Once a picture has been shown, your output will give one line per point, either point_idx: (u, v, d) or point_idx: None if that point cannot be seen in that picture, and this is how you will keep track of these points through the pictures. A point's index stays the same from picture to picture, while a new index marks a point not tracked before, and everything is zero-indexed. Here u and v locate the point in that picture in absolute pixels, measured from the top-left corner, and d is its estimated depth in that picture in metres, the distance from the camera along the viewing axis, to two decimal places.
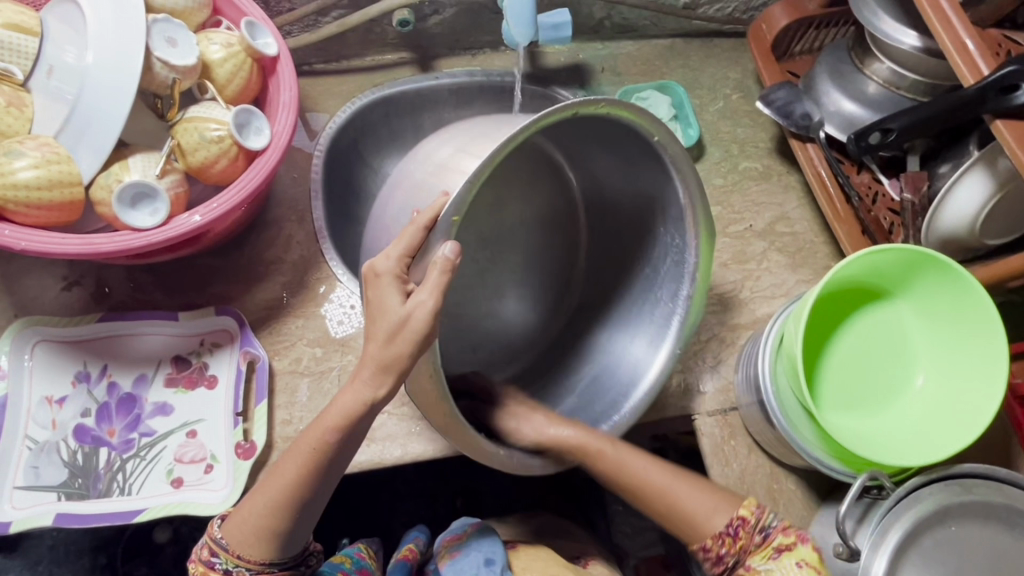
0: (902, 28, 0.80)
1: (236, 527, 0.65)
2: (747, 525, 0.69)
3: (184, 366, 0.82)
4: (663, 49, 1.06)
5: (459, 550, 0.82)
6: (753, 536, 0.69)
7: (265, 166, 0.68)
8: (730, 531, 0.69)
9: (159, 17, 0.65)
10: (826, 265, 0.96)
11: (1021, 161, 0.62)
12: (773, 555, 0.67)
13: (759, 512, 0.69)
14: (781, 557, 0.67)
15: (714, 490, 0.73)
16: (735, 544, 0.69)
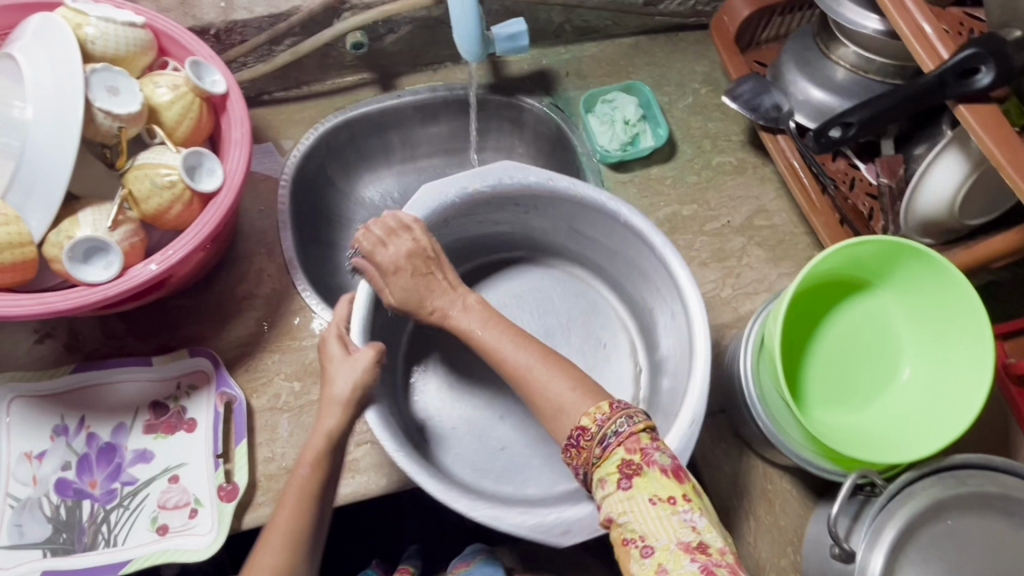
0: (862, 12, 0.78)
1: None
2: (586, 433, 0.55)
3: (162, 412, 0.81)
4: (628, 47, 1.04)
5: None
6: (594, 448, 0.54)
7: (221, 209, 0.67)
8: (572, 441, 0.56)
9: (99, 67, 0.64)
10: (807, 256, 0.95)
11: (987, 146, 0.60)
12: (620, 484, 0.52)
13: (602, 420, 0.55)
14: (631, 484, 0.52)
15: (583, 386, 0.58)
16: (581, 455, 0.55)
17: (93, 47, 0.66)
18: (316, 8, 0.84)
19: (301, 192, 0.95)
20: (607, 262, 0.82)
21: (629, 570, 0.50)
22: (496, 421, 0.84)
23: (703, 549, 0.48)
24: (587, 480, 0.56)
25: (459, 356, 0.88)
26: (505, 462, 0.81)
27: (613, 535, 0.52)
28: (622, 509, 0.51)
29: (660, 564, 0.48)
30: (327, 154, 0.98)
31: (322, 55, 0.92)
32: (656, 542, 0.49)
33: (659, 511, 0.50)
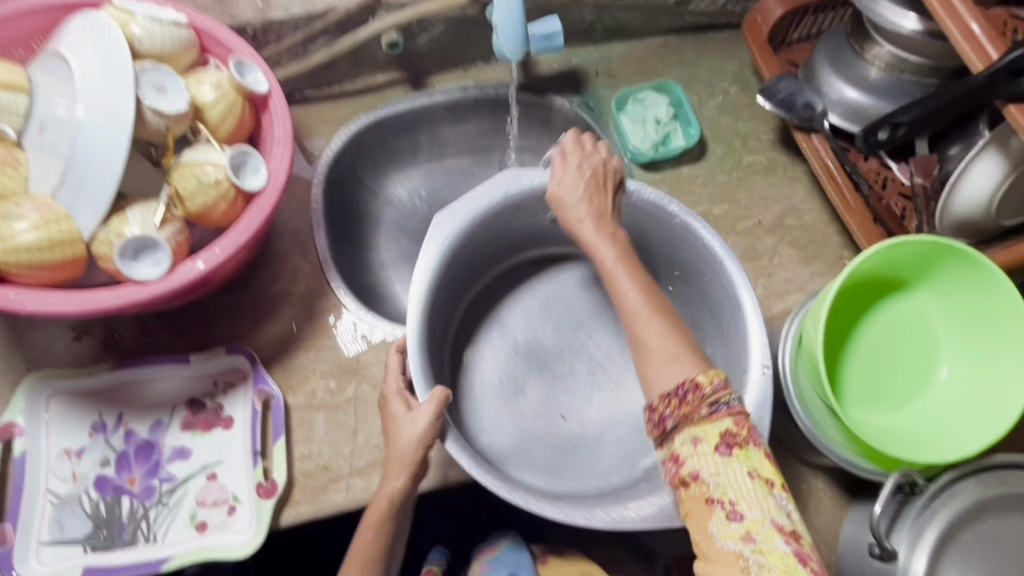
0: (900, 12, 0.78)
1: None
2: (699, 390, 0.55)
3: (199, 409, 0.81)
4: (657, 47, 1.04)
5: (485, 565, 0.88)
6: (702, 407, 0.55)
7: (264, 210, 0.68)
8: (679, 392, 0.56)
9: (147, 65, 0.64)
10: (838, 255, 0.95)
11: None
12: (720, 449, 0.54)
13: (719, 385, 0.55)
14: (730, 454, 0.54)
15: (680, 337, 0.60)
16: (682, 408, 0.56)
17: (140, 46, 0.67)
18: (353, 7, 0.84)
19: (334, 191, 0.96)
20: (656, 259, 0.84)
21: (707, 526, 0.53)
22: (537, 414, 0.86)
23: (795, 534, 0.51)
24: (669, 431, 0.57)
25: (501, 349, 0.89)
26: (548, 455, 0.83)
27: (689, 492, 0.55)
28: (717, 470, 0.53)
29: (748, 530, 0.51)
30: (358, 153, 0.98)
31: (355, 54, 0.92)
32: (748, 511, 0.52)
33: (757, 486, 0.53)
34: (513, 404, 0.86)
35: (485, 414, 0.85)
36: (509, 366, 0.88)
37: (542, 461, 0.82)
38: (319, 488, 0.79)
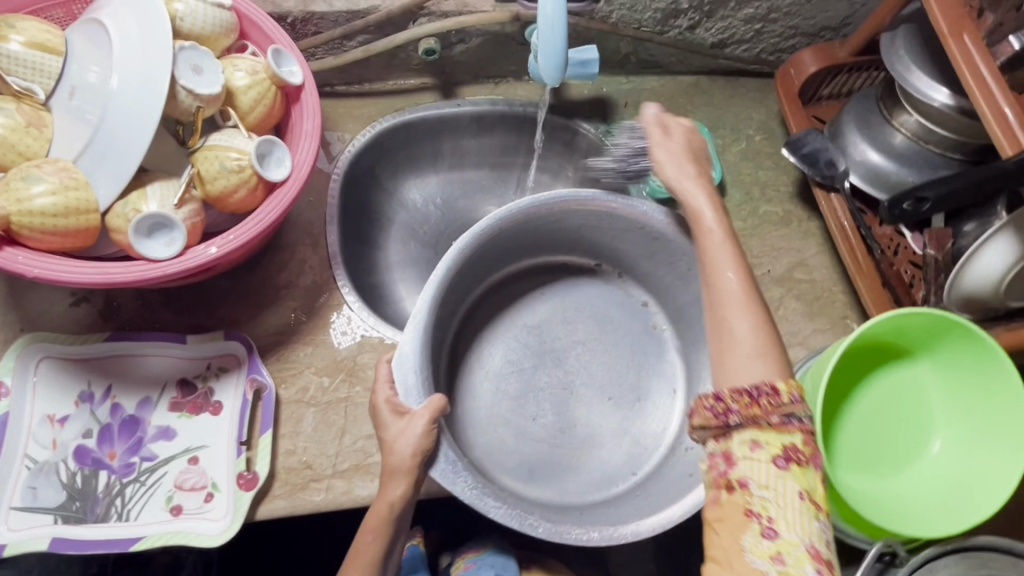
0: (934, 85, 0.79)
1: None
2: (774, 395, 0.59)
3: (189, 391, 0.80)
4: (688, 86, 1.05)
5: (472, 562, 0.89)
6: (773, 413, 0.58)
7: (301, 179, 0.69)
8: (754, 393, 0.59)
9: (188, 45, 0.63)
10: (843, 314, 0.95)
11: None
12: (777, 460, 0.56)
13: (797, 399, 0.59)
14: (785, 469, 0.56)
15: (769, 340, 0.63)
16: (752, 408, 0.58)
17: (181, 23, 0.67)
18: (395, 10, 0.84)
19: (351, 188, 0.95)
20: (668, 273, 0.86)
21: (739, 538, 0.55)
22: (535, 426, 0.86)
23: (829, 563, 0.53)
24: (731, 426, 0.59)
25: (503, 360, 0.89)
26: (536, 461, 0.85)
27: (731, 496, 0.57)
28: (767, 484, 0.55)
29: (779, 550, 0.53)
30: (379, 153, 0.98)
31: (390, 56, 0.92)
32: (785, 532, 0.53)
33: (804, 507, 0.55)
34: (506, 409, 0.86)
35: (484, 425, 0.85)
36: (507, 367, 0.89)
37: (528, 466, 0.84)
38: (300, 485, 0.79)
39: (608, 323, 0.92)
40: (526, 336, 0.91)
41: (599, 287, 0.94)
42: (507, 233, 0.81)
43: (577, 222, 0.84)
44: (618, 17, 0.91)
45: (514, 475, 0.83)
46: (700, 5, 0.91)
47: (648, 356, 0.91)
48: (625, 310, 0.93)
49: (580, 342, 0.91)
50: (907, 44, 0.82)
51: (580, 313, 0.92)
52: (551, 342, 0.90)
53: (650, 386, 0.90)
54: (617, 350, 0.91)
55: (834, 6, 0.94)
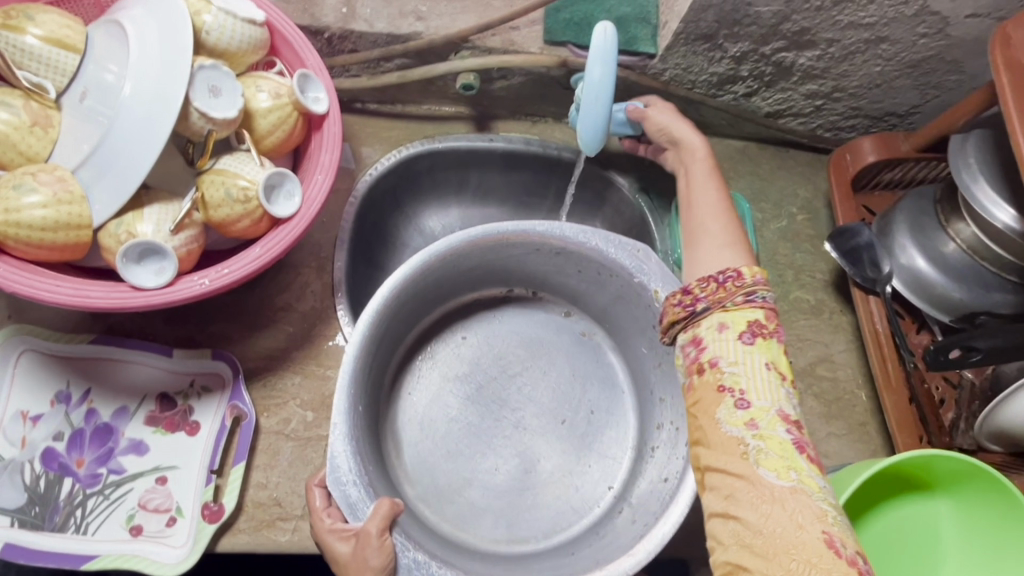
0: (999, 202, 0.72)
1: None
2: (740, 279, 0.59)
3: (168, 406, 0.78)
4: (735, 151, 0.99)
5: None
6: (737, 295, 0.59)
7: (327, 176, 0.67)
8: (719, 278, 0.60)
9: (207, 64, 0.60)
10: (862, 421, 0.89)
11: None
12: (743, 336, 0.57)
13: (757, 280, 0.59)
14: (752, 342, 0.56)
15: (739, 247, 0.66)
16: (718, 293, 0.59)
17: (207, 36, 0.63)
18: (437, 39, 0.80)
19: (367, 214, 0.90)
20: (611, 298, 0.82)
21: (714, 413, 0.55)
22: (496, 470, 0.82)
23: (797, 425, 0.54)
24: (698, 314, 0.60)
25: (447, 402, 0.84)
26: (509, 511, 0.80)
27: (702, 379, 0.57)
28: (736, 360, 0.56)
29: (752, 418, 0.54)
30: (401, 178, 0.93)
31: (427, 83, 0.88)
32: (756, 400, 0.54)
33: (772, 375, 0.55)
34: (462, 467, 0.81)
35: (438, 475, 0.81)
36: (452, 422, 0.83)
37: (504, 520, 0.79)
38: (266, 523, 0.76)
39: (542, 345, 0.89)
40: (464, 377, 0.86)
41: (531, 316, 0.90)
42: (433, 271, 0.76)
43: (509, 252, 0.79)
44: (672, 76, 0.85)
45: (498, 536, 0.78)
46: (761, 75, 0.85)
47: (582, 369, 0.88)
48: (559, 332, 0.90)
49: (520, 374, 0.87)
50: (978, 151, 0.75)
51: (512, 350, 0.88)
52: (491, 380, 0.86)
53: (594, 399, 0.86)
54: (557, 372, 0.87)
55: (904, 93, 0.87)
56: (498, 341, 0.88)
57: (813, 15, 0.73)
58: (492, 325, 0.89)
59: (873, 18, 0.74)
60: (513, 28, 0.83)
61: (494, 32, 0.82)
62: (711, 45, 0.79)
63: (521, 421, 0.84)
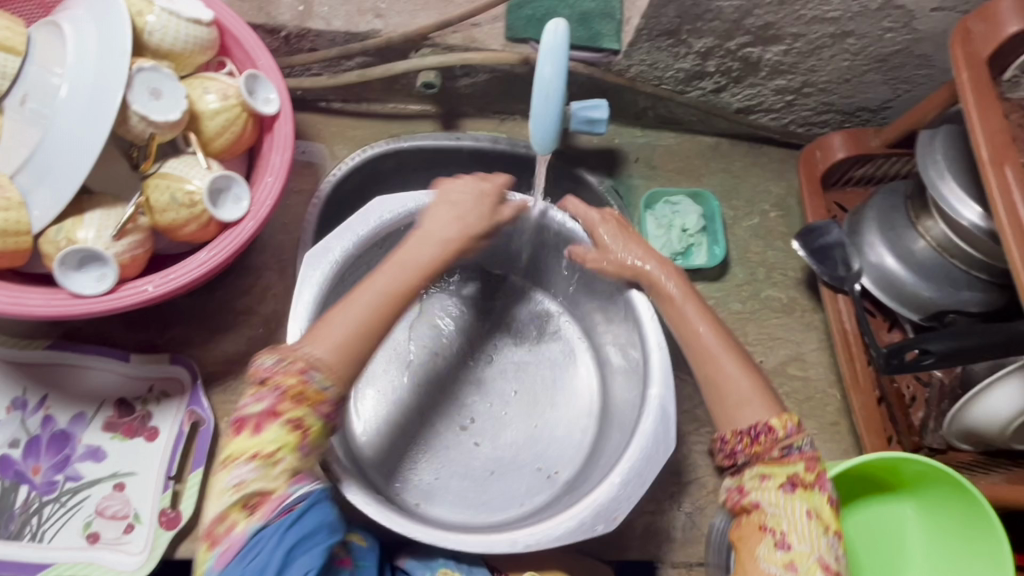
0: (965, 198, 0.71)
1: (321, 342, 0.59)
2: (773, 432, 0.59)
3: (126, 412, 0.77)
4: (707, 147, 0.98)
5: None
6: (773, 450, 0.59)
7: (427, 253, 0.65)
8: (752, 431, 0.60)
9: (147, 66, 0.58)
10: (834, 421, 0.88)
11: None
12: (784, 486, 0.57)
13: (791, 430, 0.59)
14: (795, 492, 0.57)
15: (762, 391, 0.62)
16: (753, 446, 0.60)
17: (149, 38, 0.62)
18: (397, 37, 0.78)
19: (330, 212, 0.88)
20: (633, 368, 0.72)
21: (754, 550, 0.56)
22: (417, 411, 0.79)
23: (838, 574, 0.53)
24: (740, 466, 0.61)
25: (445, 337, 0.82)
26: (399, 445, 0.77)
27: (748, 519, 0.58)
28: (776, 502, 0.57)
29: (791, 559, 0.54)
30: (368, 177, 0.91)
31: (391, 81, 0.86)
32: (797, 542, 0.54)
33: (813, 525, 0.55)
34: (416, 368, 0.80)
35: (385, 364, 0.79)
36: (443, 344, 0.82)
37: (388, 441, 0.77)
38: None
39: (541, 381, 0.82)
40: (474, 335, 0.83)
41: (571, 359, 0.83)
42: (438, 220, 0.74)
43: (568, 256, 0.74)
44: (637, 72, 0.84)
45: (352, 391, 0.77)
46: (728, 70, 0.84)
47: (547, 438, 0.79)
48: (564, 403, 0.81)
49: (515, 377, 0.82)
50: (946, 146, 0.74)
51: (540, 367, 0.83)
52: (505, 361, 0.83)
53: (512, 464, 0.78)
54: (528, 428, 0.80)
55: (875, 88, 0.86)
56: (517, 348, 0.83)
57: (776, 9, 0.72)
58: (525, 335, 0.84)
59: (837, 13, 0.72)
60: (475, 24, 0.81)
61: (455, 29, 0.80)
62: (675, 40, 0.78)
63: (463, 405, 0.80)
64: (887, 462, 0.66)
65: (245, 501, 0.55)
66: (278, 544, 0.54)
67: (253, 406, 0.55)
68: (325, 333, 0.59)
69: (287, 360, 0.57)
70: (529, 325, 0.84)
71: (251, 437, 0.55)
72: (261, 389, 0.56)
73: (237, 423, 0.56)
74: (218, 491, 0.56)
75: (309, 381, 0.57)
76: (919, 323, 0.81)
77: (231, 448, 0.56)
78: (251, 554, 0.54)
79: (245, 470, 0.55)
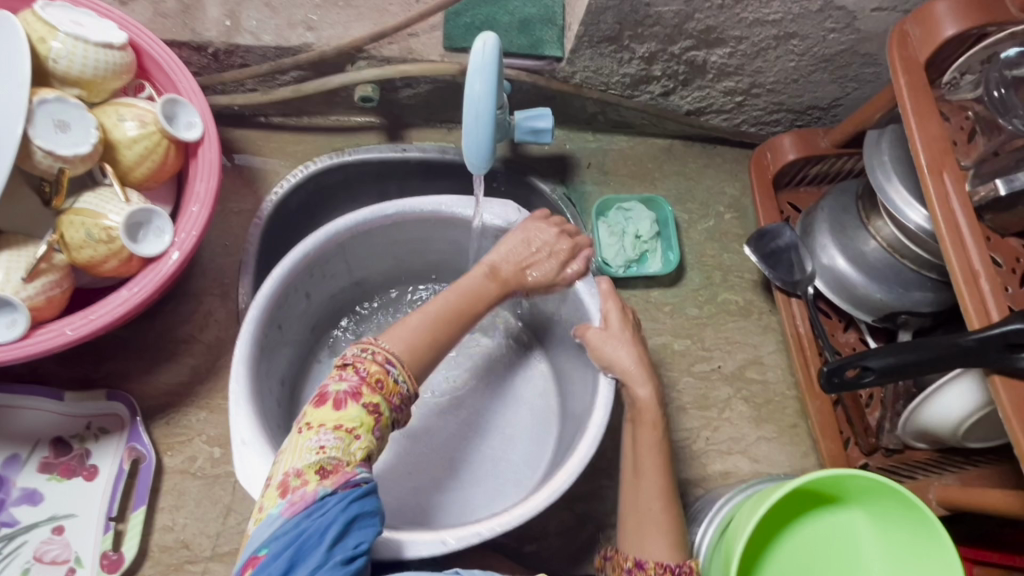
0: (911, 200, 0.70)
1: (398, 338, 0.59)
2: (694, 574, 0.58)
3: (63, 451, 0.74)
4: (660, 150, 0.96)
5: (265, 553, 0.46)
6: None
7: (427, 315, 0.61)
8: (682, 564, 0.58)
9: (50, 97, 0.55)
10: (793, 423, 0.88)
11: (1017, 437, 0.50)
12: None
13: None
14: None
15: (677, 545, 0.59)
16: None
17: (54, 65, 0.58)
18: (330, 51, 0.75)
19: (274, 233, 0.85)
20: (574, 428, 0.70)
21: None
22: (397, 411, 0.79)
23: None
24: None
25: (462, 369, 0.82)
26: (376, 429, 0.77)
27: None
28: None
29: None
30: (313, 194, 0.88)
31: (330, 95, 0.83)
32: None
33: None
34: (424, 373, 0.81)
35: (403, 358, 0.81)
36: (456, 369, 0.82)
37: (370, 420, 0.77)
38: (172, 567, 0.73)
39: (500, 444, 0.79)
40: (482, 380, 0.82)
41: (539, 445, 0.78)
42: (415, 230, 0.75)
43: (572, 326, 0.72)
44: (583, 78, 0.82)
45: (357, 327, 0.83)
46: (675, 74, 0.82)
47: (481, 492, 0.76)
48: (496, 487, 0.76)
49: (489, 433, 0.80)
50: (892, 147, 0.72)
51: (513, 455, 0.78)
52: (499, 428, 0.80)
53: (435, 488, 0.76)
54: (469, 473, 0.77)
55: (823, 87, 0.85)
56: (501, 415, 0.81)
57: (716, 13, 0.70)
58: (515, 410, 0.81)
59: (778, 15, 0.71)
60: (412, 34, 0.79)
61: (391, 40, 0.78)
62: (617, 46, 0.76)
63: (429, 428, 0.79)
64: (821, 479, 0.65)
65: (323, 464, 0.50)
66: (344, 509, 0.48)
67: (338, 382, 0.53)
68: (401, 332, 0.59)
69: (369, 349, 0.56)
70: (518, 409, 0.81)
71: (334, 411, 0.52)
72: (343, 371, 0.55)
73: (318, 396, 0.53)
74: (301, 450, 0.50)
75: (389, 371, 0.56)
76: (872, 324, 0.80)
77: (312, 417, 0.52)
78: (316, 514, 0.47)
79: (328, 435, 0.51)
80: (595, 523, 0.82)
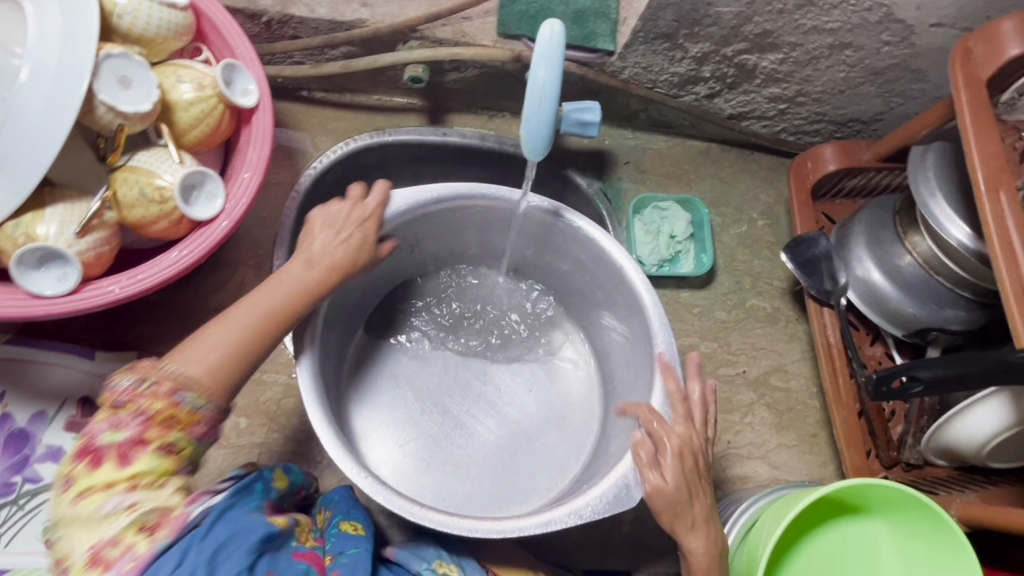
0: (953, 217, 0.70)
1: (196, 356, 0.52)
2: None
3: (90, 412, 0.73)
4: (698, 152, 0.96)
5: None
6: None
7: (233, 329, 0.54)
8: None
9: (115, 53, 0.55)
10: (813, 432, 0.89)
11: None
12: None
13: None
14: None
15: None
16: None
17: (119, 21, 0.58)
18: (383, 28, 0.75)
19: (310, 208, 0.85)
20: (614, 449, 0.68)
21: None
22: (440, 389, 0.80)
23: None
24: None
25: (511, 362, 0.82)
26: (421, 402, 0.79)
27: None
28: None
29: None
30: (351, 171, 0.87)
31: (376, 73, 0.83)
32: None
33: None
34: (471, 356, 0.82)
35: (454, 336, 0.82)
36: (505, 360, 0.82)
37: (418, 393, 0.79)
38: None
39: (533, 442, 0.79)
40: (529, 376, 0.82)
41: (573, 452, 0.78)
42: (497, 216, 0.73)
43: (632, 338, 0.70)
44: (631, 74, 0.82)
45: (473, 278, 0.83)
46: (723, 76, 0.82)
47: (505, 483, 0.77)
48: (509, 492, 0.76)
49: (525, 429, 0.80)
50: (938, 163, 0.73)
51: (546, 456, 0.78)
52: (510, 449, 0.79)
53: (461, 470, 0.77)
54: (499, 464, 0.78)
55: (868, 100, 0.85)
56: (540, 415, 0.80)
57: (775, 17, 0.71)
58: (555, 413, 0.80)
59: (836, 24, 0.71)
60: (466, 18, 0.78)
61: (444, 22, 0.78)
62: (671, 44, 0.76)
63: (467, 414, 0.80)
64: (848, 486, 0.66)
65: (143, 521, 0.46)
66: (200, 551, 0.46)
67: (111, 435, 0.47)
68: (197, 347, 0.52)
69: (149, 378, 0.50)
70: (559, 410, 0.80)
71: (117, 469, 0.47)
72: (117, 415, 0.49)
73: (90, 456, 0.47)
74: (98, 521, 0.45)
75: (182, 404, 0.50)
76: (903, 338, 0.81)
77: (88, 481, 0.47)
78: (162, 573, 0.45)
79: (121, 498, 0.46)
80: (614, 518, 0.82)
